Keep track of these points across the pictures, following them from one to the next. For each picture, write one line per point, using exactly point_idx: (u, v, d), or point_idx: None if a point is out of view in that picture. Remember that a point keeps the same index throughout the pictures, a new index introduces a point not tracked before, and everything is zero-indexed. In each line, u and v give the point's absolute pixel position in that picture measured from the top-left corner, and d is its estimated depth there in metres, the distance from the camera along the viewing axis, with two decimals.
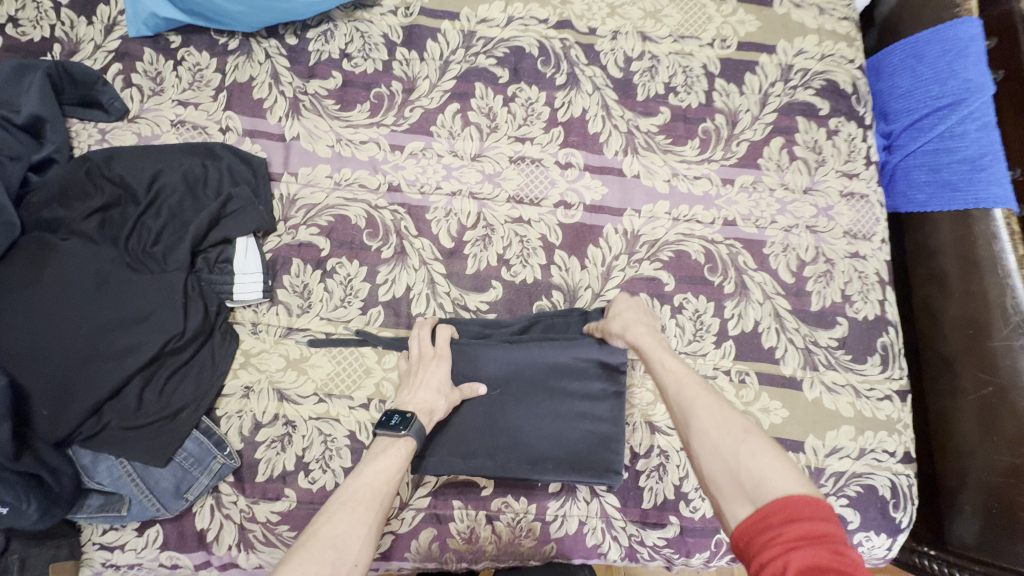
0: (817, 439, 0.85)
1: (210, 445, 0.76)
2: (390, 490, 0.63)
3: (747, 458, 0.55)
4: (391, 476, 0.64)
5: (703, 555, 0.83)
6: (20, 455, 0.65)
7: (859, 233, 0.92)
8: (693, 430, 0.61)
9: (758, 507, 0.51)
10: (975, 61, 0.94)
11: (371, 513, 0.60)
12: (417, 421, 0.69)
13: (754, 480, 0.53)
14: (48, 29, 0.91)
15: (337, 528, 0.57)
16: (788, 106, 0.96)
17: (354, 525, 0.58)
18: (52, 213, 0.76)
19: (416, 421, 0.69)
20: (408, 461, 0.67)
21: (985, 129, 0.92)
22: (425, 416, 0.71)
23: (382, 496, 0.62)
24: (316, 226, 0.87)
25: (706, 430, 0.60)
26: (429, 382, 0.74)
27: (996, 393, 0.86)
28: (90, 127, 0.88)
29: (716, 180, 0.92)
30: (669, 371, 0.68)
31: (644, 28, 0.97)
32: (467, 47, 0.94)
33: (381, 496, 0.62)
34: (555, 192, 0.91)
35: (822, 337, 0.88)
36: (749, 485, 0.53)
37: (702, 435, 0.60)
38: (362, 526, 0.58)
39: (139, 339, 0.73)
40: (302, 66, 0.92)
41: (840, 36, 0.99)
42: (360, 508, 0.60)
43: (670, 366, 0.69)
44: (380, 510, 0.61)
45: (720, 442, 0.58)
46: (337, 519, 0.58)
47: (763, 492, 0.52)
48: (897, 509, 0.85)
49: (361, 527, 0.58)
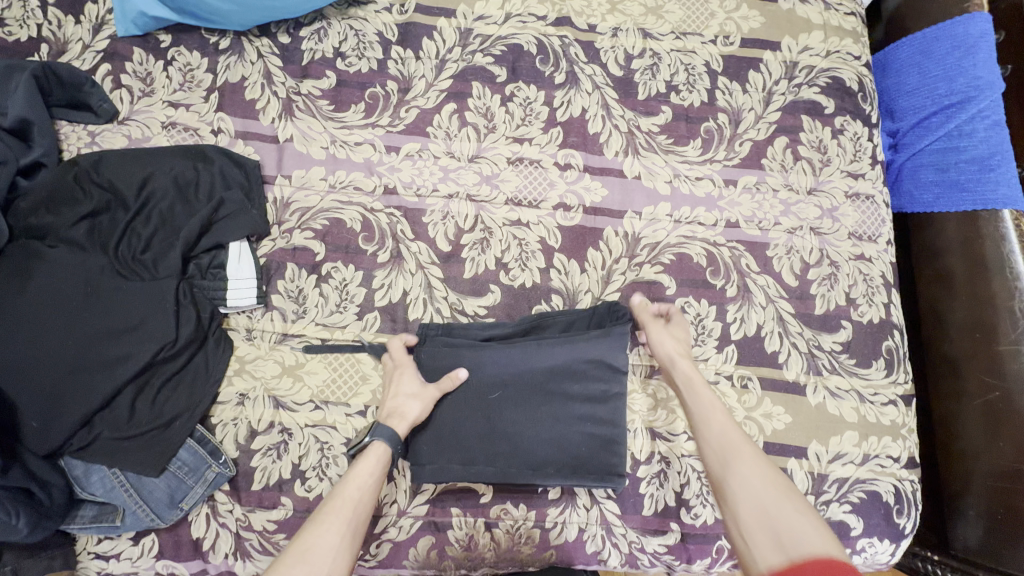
0: (821, 444, 0.83)
1: (205, 453, 0.75)
2: (360, 496, 0.66)
3: (784, 513, 0.61)
4: (362, 483, 0.67)
5: (704, 561, 0.82)
6: (8, 469, 0.63)
7: (864, 234, 0.90)
8: (732, 473, 0.66)
9: (794, 561, 0.55)
10: (984, 58, 0.92)
11: (342, 520, 0.63)
12: (382, 424, 0.72)
13: (789, 534, 0.59)
14: (35, 29, 0.89)
15: (310, 537, 0.61)
16: (793, 105, 0.93)
17: (327, 534, 0.62)
18: (40, 220, 0.74)
19: (377, 425, 0.72)
20: (380, 467, 0.70)
21: (995, 128, 0.91)
22: (396, 419, 0.73)
23: (354, 503, 0.65)
24: (311, 230, 0.85)
25: (748, 477, 0.65)
26: (400, 387, 0.76)
27: (1002, 397, 0.85)
28: (80, 129, 0.86)
29: (718, 181, 0.90)
30: (714, 411, 0.72)
31: (645, 24, 0.94)
32: (464, 45, 0.92)
33: (352, 504, 0.65)
34: (554, 193, 0.89)
35: (826, 341, 0.86)
36: (786, 540, 0.58)
37: (743, 482, 0.65)
38: (335, 535, 0.62)
39: (131, 349, 0.72)
40: (295, 66, 0.90)
41: (845, 32, 0.97)
42: (331, 517, 0.63)
43: (715, 406, 0.73)
44: (353, 517, 0.64)
45: (759, 492, 0.64)
46: (309, 529, 0.62)
47: (799, 547, 0.57)
48: (900, 514, 0.84)
49: (333, 535, 0.62)
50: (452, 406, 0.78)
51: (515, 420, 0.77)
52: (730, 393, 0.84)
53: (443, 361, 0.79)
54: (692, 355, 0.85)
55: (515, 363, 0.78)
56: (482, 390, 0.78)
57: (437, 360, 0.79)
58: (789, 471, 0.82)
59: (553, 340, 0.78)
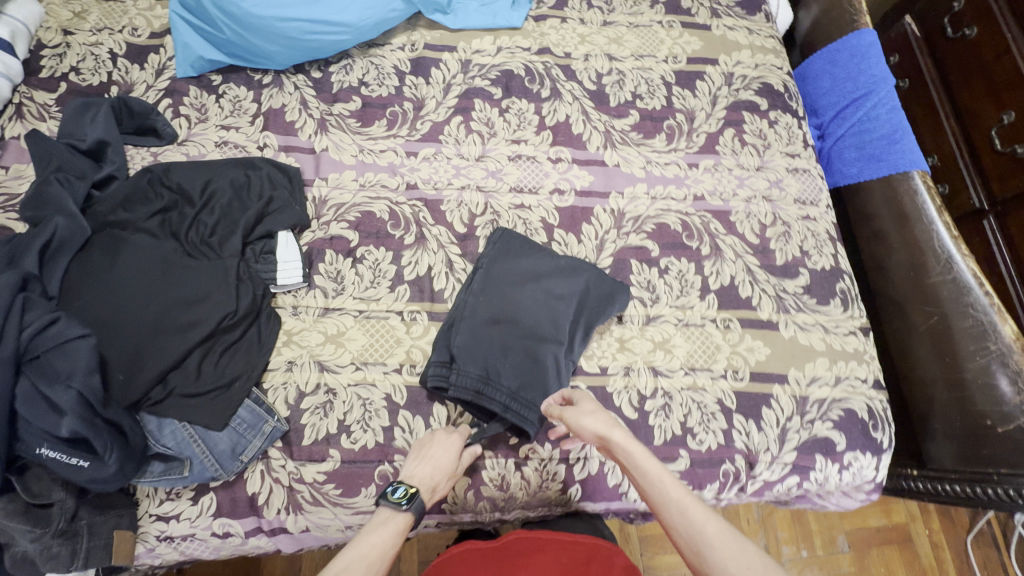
0: (798, 371, 0.96)
1: (262, 411, 0.83)
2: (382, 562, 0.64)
3: None
4: (383, 545, 0.66)
5: (713, 486, 0.91)
6: (108, 405, 0.70)
7: (807, 199, 1.10)
8: (708, 561, 0.63)
9: None
10: (876, 61, 1.18)
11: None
12: (420, 497, 0.72)
13: None
14: (106, 75, 1.06)
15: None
16: (735, 104, 1.15)
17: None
18: (118, 216, 0.88)
19: (417, 497, 0.72)
20: (399, 538, 0.68)
21: (894, 111, 1.15)
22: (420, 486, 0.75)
23: (374, 559, 0.63)
24: (345, 221, 0.99)
25: (724, 559, 0.62)
26: (439, 461, 0.78)
27: (941, 320, 1.00)
28: (144, 151, 1.00)
29: (683, 164, 1.09)
30: (669, 486, 0.70)
31: (609, 50, 1.17)
32: (465, 73, 1.13)
33: (376, 565, 0.63)
34: (549, 181, 1.06)
35: (790, 286, 1.02)
36: None
37: (722, 567, 0.62)
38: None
39: (199, 316, 0.82)
40: (327, 94, 1.08)
41: (768, 50, 1.22)
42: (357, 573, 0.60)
43: (669, 482, 0.71)
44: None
45: (742, 568, 0.60)
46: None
47: None
48: (876, 429, 0.96)
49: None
50: (476, 324, 0.88)
51: (503, 366, 0.86)
52: (715, 333, 0.98)
53: (493, 349, 0.87)
54: (680, 304, 0.99)
55: (531, 332, 0.88)
56: (494, 329, 0.88)
57: (485, 286, 0.91)
58: (775, 395, 0.95)
59: (554, 317, 0.89)
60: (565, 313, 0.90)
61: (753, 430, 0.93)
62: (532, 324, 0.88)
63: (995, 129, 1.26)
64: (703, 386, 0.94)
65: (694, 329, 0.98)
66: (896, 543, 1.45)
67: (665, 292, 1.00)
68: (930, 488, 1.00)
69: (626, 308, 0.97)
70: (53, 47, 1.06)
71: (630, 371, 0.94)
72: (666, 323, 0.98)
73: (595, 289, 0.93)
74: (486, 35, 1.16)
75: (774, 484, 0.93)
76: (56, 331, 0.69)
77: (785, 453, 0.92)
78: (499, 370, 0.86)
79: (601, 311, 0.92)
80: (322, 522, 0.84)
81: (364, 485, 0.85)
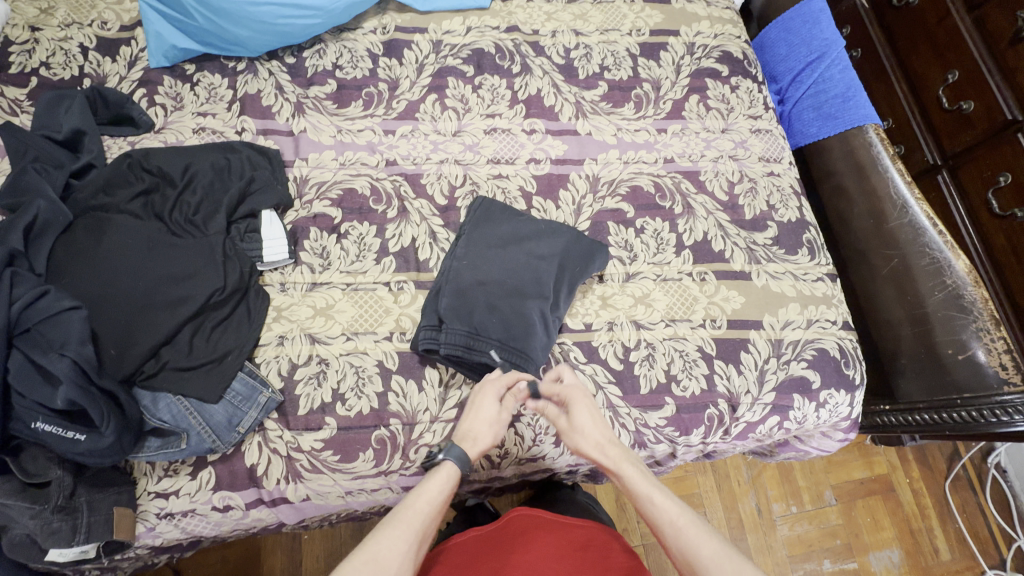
0: (772, 316, 1.01)
1: (256, 383, 0.84)
2: (430, 512, 0.68)
3: None
4: (434, 497, 0.70)
5: (699, 430, 0.95)
6: (103, 376, 0.73)
7: (771, 157, 1.16)
8: None
9: None
10: (826, 25, 1.26)
11: (410, 532, 0.65)
12: (457, 447, 0.75)
13: None
14: (77, 69, 1.06)
15: (374, 547, 0.62)
16: (698, 72, 1.21)
17: (397, 541, 0.63)
18: (100, 200, 0.89)
19: (454, 447, 0.75)
20: (448, 485, 0.72)
21: (846, 71, 1.23)
22: (469, 443, 0.77)
23: (422, 515, 0.67)
24: (328, 199, 1.01)
25: None
26: (480, 412, 0.79)
27: (901, 262, 1.06)
28: (121, 141, 1.01)
29: (653, 130, 1.14)
30: (662, 508, 0.72)
31: (575, 26, 1.22)
32: (437, 53, 1.15)
33: (423, 517, 0.67)
34: (525, 152, 1.10)
35: (759, 238, 1.07)
36: None
37: None
38: (400, 543, 0.64)
39: (189, 291, 0.84)
40: (302, 78, 1.10)
41: (726, 21, 1.28)
42: (402, 528, 0.65)
43: (661, 503, 0.72)
44: (420, 529, 0.66)
45: None
46: (380, 537, 0.63)
47: None
48: (849, 367, 1.01)
49: (401, 543, 0.63)
50: (464, 285, 0.91)
51: (491, 322, 0.89)
52: (692, 286, 1.02)
53: (480, 308, 0.89)
54: (657, 261, 1.03)
55: (517, 290, 0.91)
56: (480, 288, 0.91)
57: (471, 249, 0.95)
58: (751, 340, 0.99)
59: (537, 274, 0.92)
60: (548, 272, 0.93)
61: (733, 374, 0.97)
62: (518, 281, 0.92)
63: (942, 88, 1.34)
64: (684, 336, 0.98)
65: (672, 284, 1.02)
66: (880, 493, 1.50)
67: (643, 250, 1.04)
68: (902, 421, 1.04)
69: (606, 267, 1.01)
70: (21, 43, 1.06)
71: (614, 326, 0.98)
72: (645, 279, 1.02)
73: (575, 250, 0.96)
74: (456, 16, 1.19)
75: (756, 426, 0.98)
76: (46, 303, 0.72)
77: (764, 394, 0.97)
78: (487, 326, 0.88)
79: (582, 268, 0.96)
80: (322, 489, 0.86)
81: (361, 450, 0.86)
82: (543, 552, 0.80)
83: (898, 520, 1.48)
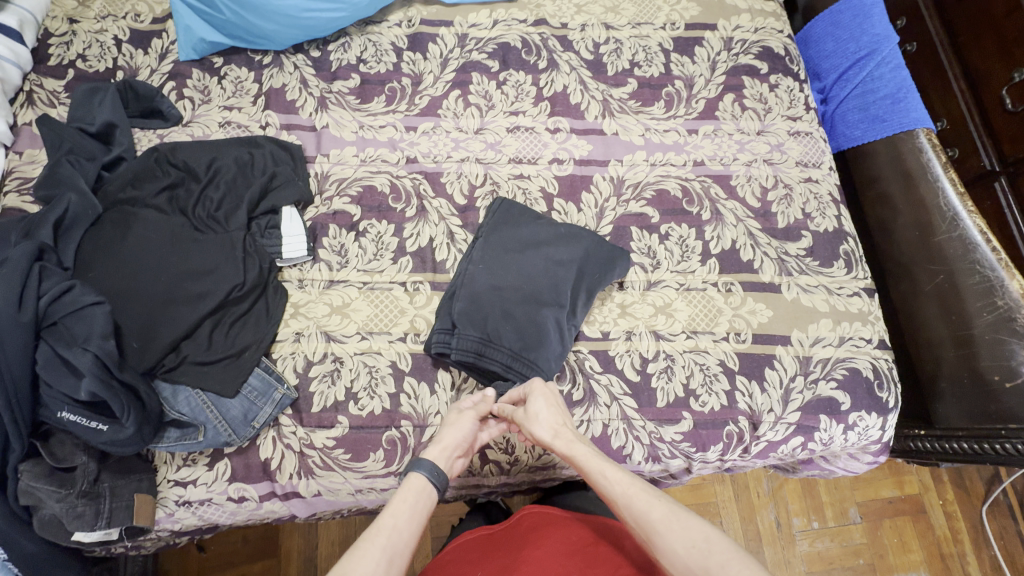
0: (801, 332, 0.96)
1: (272, 379, 0.86)
2: (400, 524, 0.64)
3: None
4: (404, 510, 0.66)
5: (718, 447, 0.91)
6: (124, 369, 0.75)
7: (809, 162, 1.09)
8: (659, 546, 0.62)
9: None
10: (878, 19, 1.17)
11: (379, 546, 0.60)
12: (426, 457, 0.73)
13: None
14: (111, 61, 1.08)
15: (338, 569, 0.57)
16: (734, 69, 1.15)
17: (364, 562, 0.59)
18: (127, 193, 0.91)
19: (418, 458, 0.72)
20: (417, 497, 0.69)
21: (897, 69, 1.14)
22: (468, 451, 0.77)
23: (389, 530, 0.63)
24: (348, 196, 1.00)
25: (672, 543, 0.61)
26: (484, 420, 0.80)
27: (947, 279, 0.99)
28: (151, 133, 1.03)
29: (683, 131, 1.09)
30: (611, 482, 0.69)
31: (606, 20, 1.17)
32: (462, 47, 1.13)
33: (390, 530, 0.63)
34: (548, 151, 1.07)
35: (792, 248, 1.02)
36: None
37: (670, 551, 0.61)
38: (369, 563, 0.59)
39: (209, 287, 0.86)
40: (326, 72, 1.10)
41: (768, 13, 1.21)
42: (366, 545, 0.60)
43: (611, 475, 0.70)
44: (389, 543, 0.61)
45: (689, 551, 0.59)
46: (344, 559, 0.58)
47: None
48: (882, 389, 0.95)
49: (369, 563, 0.58)
50: (479, 289, 0.89)
51: (505, 328, 0.87)
52: (717, 296, 0.98)
53: (494, 314, 0.88)
54: (681, 269, 0.99)
55: (532, 297, 0.89)
56: (493, 294, 0.89)
57: (487, 252, 0.93)
58: (778, 356, 0.95)
59: (554, 281, 0.90)
60: (566, 280, 0.91)
61: (756, 392, 0.93)
62: (534, 287, 0.90)
63: (1006, 88, 1.23)
64: (705, 349, 0.95)
65: (695, 294, 0.98)
66: (910, 514, 1.43)
67: (666, 258, 1.00)
68: (937, 447, 0.98)
69: (627, 274, 0.98)
70: (60, 35, 1.08)
71: (632, 335, 0.95)
72: (667, 287, 0.98)
73: (595, 256, 0.94)
74: (483, 9, 1.16)
75: (778, 445, 0.93)
76: (71, 298, 0.75)
77: (788, 413, 0.93)
78: (500, 333, 0.87)
79: (601, 275, 0.93)
80: (333, 486, 0.87)
81: (372, 450, 0.87)
82: (552, 548, 0.78)
83: (927, 544, 1.41)
